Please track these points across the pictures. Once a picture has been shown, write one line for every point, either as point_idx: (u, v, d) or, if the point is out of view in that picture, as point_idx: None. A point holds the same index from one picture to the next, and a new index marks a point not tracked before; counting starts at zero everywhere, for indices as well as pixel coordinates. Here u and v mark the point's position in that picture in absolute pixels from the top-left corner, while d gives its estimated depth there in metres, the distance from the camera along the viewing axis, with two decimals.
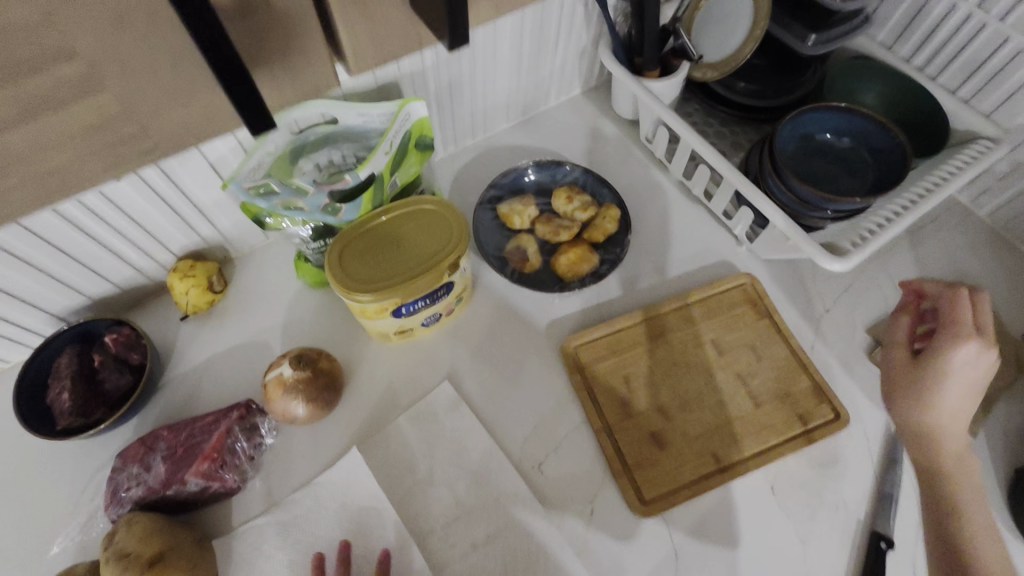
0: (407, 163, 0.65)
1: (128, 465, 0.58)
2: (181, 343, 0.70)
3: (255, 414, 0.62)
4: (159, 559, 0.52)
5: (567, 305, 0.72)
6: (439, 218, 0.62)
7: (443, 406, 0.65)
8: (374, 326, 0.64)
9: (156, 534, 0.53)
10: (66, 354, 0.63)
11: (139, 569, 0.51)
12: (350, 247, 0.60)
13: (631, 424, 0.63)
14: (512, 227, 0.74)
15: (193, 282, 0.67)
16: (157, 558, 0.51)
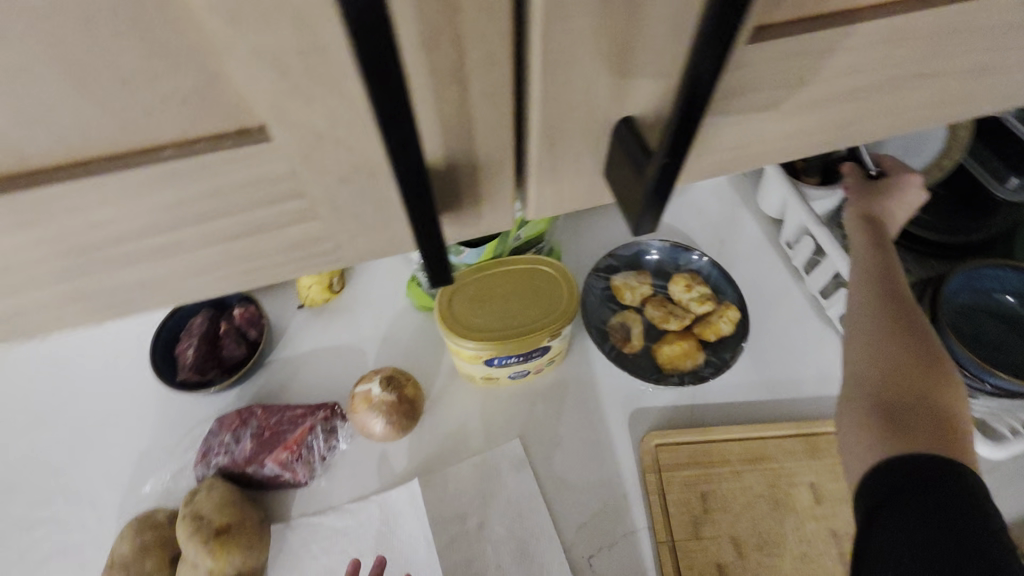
0: (533, 221, 0.65)
1: (222, 432, 0.63)
2: (292, 329, 0.76)
3: (338, 417, 0.65)
4: (225, 531, 0.56)
5: (659, 396, 0.68)
6: (555, 283, 0.62)
7: (508, 464, 0.65)
8: (464, 366, 0.65)
9: (229, 505, 0.58)
10: (201, 315, 0.70)
11: (207, 534, 0.55)
12: (464, 287, 0.61)
13: (698, 547, 0.59)
14: (622, 301, 0.73)
15: (318, 278, 0.74)
16: (225, 530, 0.56)
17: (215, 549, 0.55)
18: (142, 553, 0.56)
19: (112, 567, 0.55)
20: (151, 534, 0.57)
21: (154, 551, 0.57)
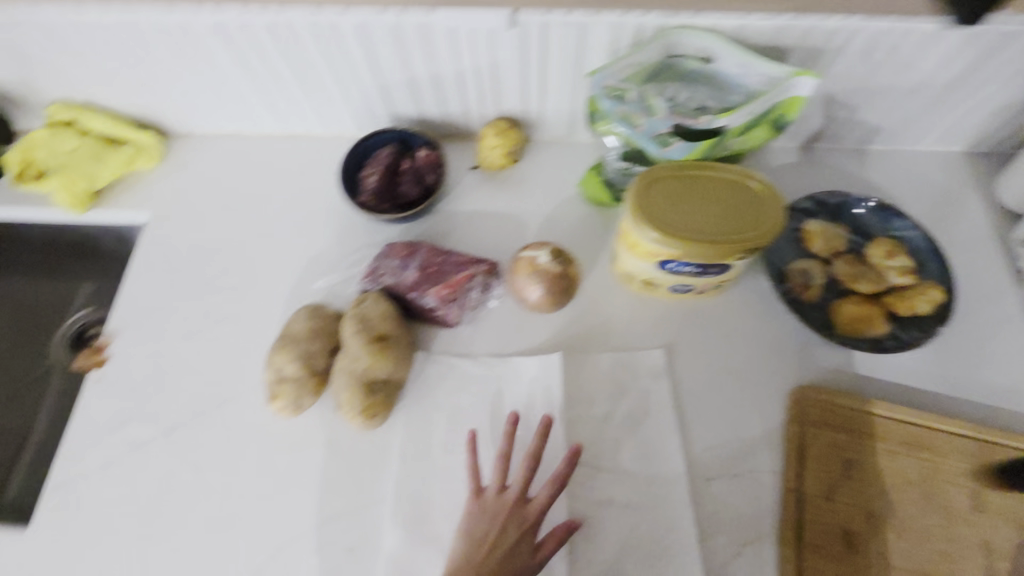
0: (750, 133, 0.60)
1: (391, 257, 0.66)
2: (463, 186, 0.76)
3: (495, 276, 0.66)
4: (384, 339, 0.60)
5: (825, 354, 0.64)
6: (761, 200, 0.56)
7: (646, 370, 0.64)
8: (630, 263, 0.64)
9: (391, 319, 0.62)
10: (389, 147, 0.72)
11: (369, 337, 0.60)
12: (663, 181, 0.58)
13: (827, 507, 0.57)
14: (810, 249, 0.67)
15: (502, 142, 0.72)
16: (385, 338, 0.60)
17: (374, 352, 0.59)
18: (311, 335, 0.61)
19: (285, 338, 0.62)
20: (320, 323, 0.62)
21: (320, 338, 0.62)
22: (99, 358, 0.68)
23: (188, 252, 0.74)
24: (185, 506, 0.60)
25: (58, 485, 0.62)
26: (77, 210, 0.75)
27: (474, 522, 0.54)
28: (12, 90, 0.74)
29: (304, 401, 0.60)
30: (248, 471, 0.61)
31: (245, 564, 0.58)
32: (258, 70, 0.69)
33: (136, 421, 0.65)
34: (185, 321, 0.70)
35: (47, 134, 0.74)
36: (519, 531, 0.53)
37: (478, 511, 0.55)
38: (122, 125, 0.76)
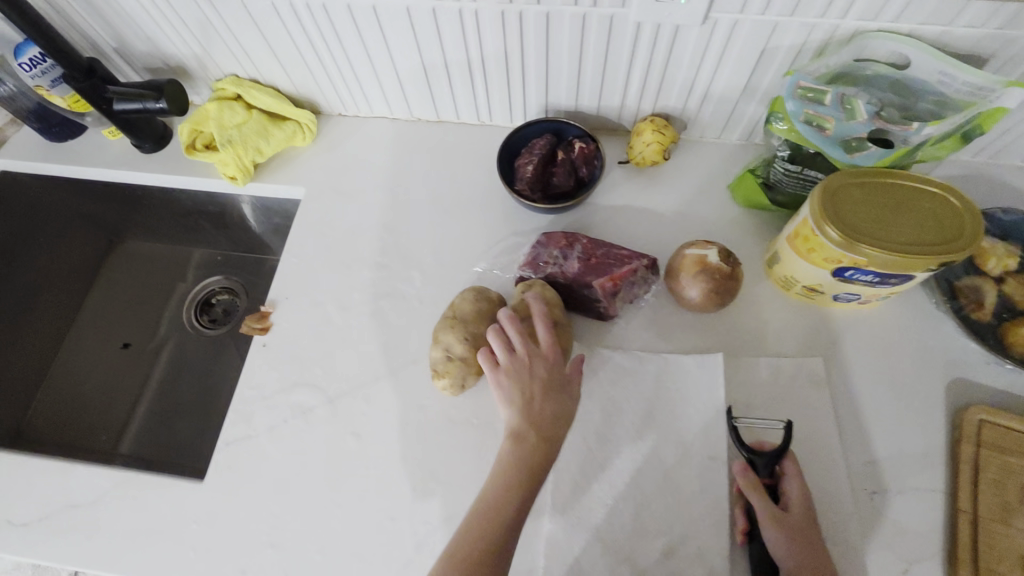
0: (941, 144, 0.60)
1: (550, 246, 0.68)
2: (609, 180, 0.77)
3: (654, 273, 0.67)
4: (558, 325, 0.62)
5: (993, 374, 0.63)
6: (955, 215, 0.56)
7: (804, 377, 0.64)
8: (798, 268, 0.63)
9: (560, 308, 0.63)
10: (545, 137, 0.73)
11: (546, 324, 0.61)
12: (848, 188, 0.58)
13: (1004, 532, 0.55)
14: (980, 266, 0.65)
15: (659, 138, 0.72)
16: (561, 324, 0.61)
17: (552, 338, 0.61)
18: (477, 317, 0.63)
19: (453, 317, 0.64)
20: (485, 305, 0.64)
21: (484, 320, 0.63)
22: (263, 324, 0.71)
23: (344, 229, 0.76)
24: (348, 474, 0.63)
25: (227, 442, 0.65)
26: (239, 181, 0.78)
27: (505, 377, 0.56)
28: (187, 62, 0.78)
29: (469, 381, 0.63)
30: (409, 444, 0.63)
31: (409, 534, 0.59)
32: (427, 56, 0.71)
33: (299, 387, 0.67)
34: (342, 294, 0.72)
35: (216, 107, 0.77)
36: (541, 371, 0.57)
37: (507, 367, 0.57)
38: (285, 103, 0.79)
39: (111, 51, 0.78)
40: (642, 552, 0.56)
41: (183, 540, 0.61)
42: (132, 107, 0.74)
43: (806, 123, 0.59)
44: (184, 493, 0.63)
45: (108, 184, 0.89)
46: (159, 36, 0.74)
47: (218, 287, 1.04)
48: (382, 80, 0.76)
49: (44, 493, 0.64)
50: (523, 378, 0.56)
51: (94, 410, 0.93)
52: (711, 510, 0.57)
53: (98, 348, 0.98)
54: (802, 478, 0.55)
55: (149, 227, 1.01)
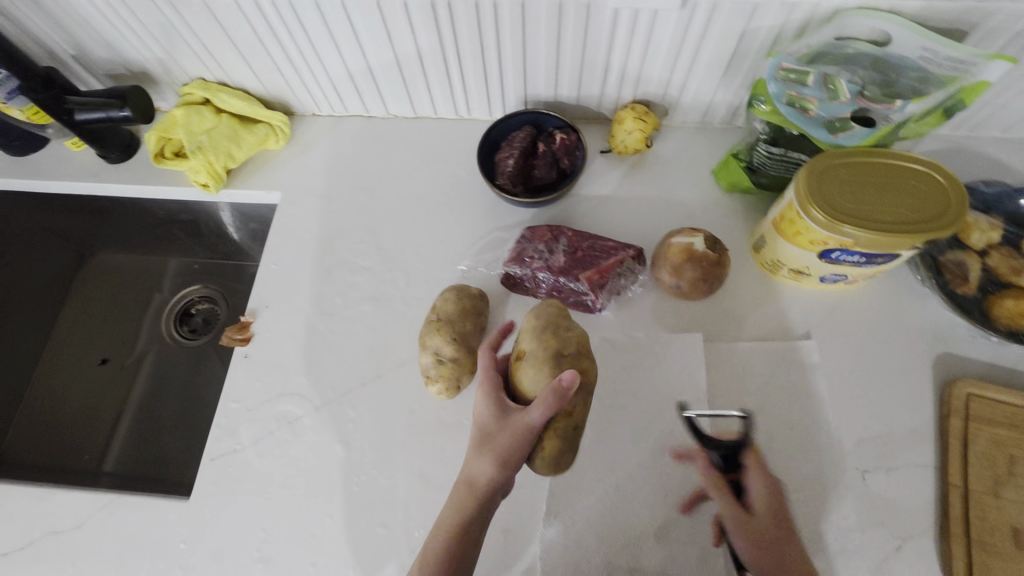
0: (923, 120, 0.59)
1: (535, 240, 0.66)
2: (592, 170, 0.76)
3: (641, 263, 0.66)
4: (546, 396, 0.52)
5: (978, 348, 0.63)
6: (939, 191, 0.55)
7: (795, 361, 0.64)
8: (784, 251, 0.63)
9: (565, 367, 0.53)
10: (524, 130, 0.72)
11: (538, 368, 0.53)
12: (832, 168, 0.57)
13: (994, 504, 0.55)
14: (964, 240, 0.65)
15: (641, 126, 0.71)
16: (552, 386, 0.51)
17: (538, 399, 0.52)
18: (462, 316, 0.62)
19: (437, 319, 0.62)
20: (469, 303, 0.63)
21: (470, 318, 0.63)
22: (244, 334, 0.69)
23: (323, 232, 0.75)
24: (340, 483, 0.62)
25: (212, 457, 0.64)
26: (211, 188, 0.76)
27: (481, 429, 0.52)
28: (150, 67, 0.75)
29: (463, 381, 0.62)
30: (400, 448, 0.63)
31: (405, 539, 0.59)
32: (400, 51, 0.69)
33: (285, 397, 0.66)
34: (325, 300, 0.71)
35: (183, 112, 0.74)
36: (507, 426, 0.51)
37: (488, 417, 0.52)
38: (256, 105, 0.77)
39: (69, 59, 0.74)
40: (638, 543, 0.56)
41: (173, 558, 0.60)
42: (95, 116, 0.71)
43: (789, 105, 0.58)
44: (171, 511, 0.61)
45: (76, 197, 0.86)
46: (119, 41, 0.71)
47: (197, 296, 1.01)
48: (355, 77, 0.74)
49: (25, 520, 0.62)
50: (486, 432, 0.51)
51: (76, 429, 0.90)
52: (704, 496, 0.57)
53: (77, 365, 0.95)
54: (761, 470, 0.53)
55: (120, 238, 0.98)
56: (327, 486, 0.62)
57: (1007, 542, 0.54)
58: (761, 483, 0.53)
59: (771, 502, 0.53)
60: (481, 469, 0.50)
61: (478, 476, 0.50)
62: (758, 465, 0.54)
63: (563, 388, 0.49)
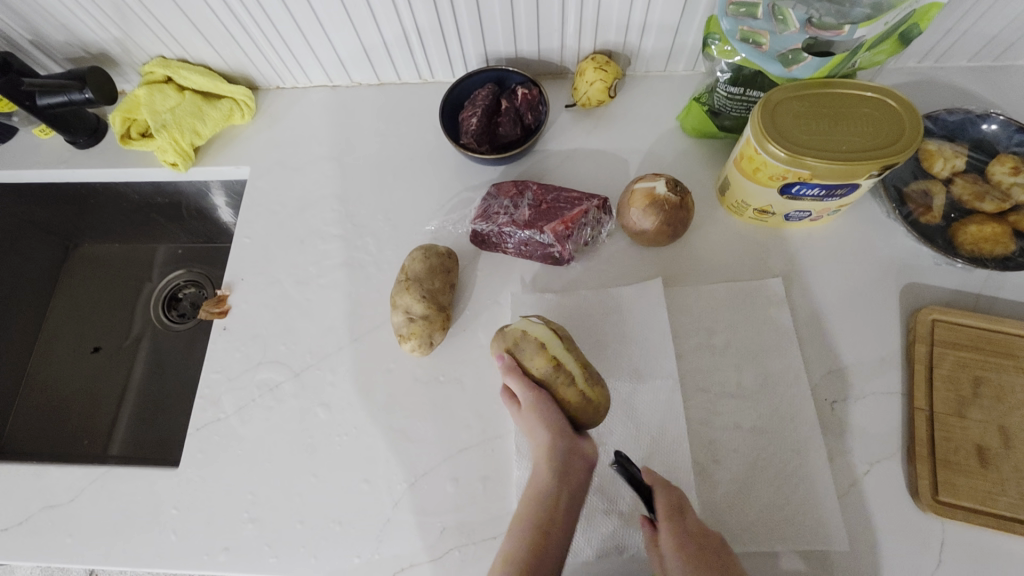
0: (878, 49, 0.58)
1: (501, 196, 0.67)
2: (558, 125, 0.76)
3: (606, 212, 0.67)
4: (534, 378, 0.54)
5: (943, 275, 0.64)
6: (894, 117, 0.55)
7: (766, 300, 0.64)
8: (747, 190, 0.63)
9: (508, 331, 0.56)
10: (486, 87, 0.71)
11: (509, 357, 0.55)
12: (787, 102, 0.57)
13: (958, 424, 0.56)
14: (927, 169, 0.65)
15: (602, 76, 0.71)
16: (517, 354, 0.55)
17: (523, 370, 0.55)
18: (430, 273, 0.64)
19: (407, 278, 0.64)
20: (436, 261, 0.65)
21: (438, 275, 0.64)
22: (221, 308, 0.70)
23: (294, 203, 0.75)
24: (322, 444, 0.63)
25: (198, 427, 0.65)
26: (181, 167, 0.77)
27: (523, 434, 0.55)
28: (108, 48, 0.75)
29: (436, 337, 0.63)
30: (379, 407, 0.64)
31: (387, 493, 0.60)
32: (355, 16, 0.68)
33: (265, 364, 0.67)
34: (299, 269, 0.72)
35: (146, 92, 0.74)
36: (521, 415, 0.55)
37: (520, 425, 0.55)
38: (217, 81, 0.76)
39: (27, 44, 0.75)
40: (610, 481, 0.59)
41: (163, 526, 0.61)
42: (57, 100, 0.71)
43: (742, 41, 0.58)
44: (160, 480, 0.63)
45: (52, 186, 0.87)
46: (73, 22, 0.71)
47: (183, 280, 1.02)
48: (314, 46, 0.74)
49: (20, 497, 0.64)
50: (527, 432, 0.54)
51: (76, 417, 0.92)
52: (676, 432, 0.59)
53: (71, 354, 0.97)
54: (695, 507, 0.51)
55: (102, 227, 0.99)
56: (310, 447, 0.63)
57: (971, 459, 0.55)
58: (673, 540, 0.49)
59: (693, 556, 0.47)
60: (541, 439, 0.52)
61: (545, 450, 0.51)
62: (670, 515, 0.50)
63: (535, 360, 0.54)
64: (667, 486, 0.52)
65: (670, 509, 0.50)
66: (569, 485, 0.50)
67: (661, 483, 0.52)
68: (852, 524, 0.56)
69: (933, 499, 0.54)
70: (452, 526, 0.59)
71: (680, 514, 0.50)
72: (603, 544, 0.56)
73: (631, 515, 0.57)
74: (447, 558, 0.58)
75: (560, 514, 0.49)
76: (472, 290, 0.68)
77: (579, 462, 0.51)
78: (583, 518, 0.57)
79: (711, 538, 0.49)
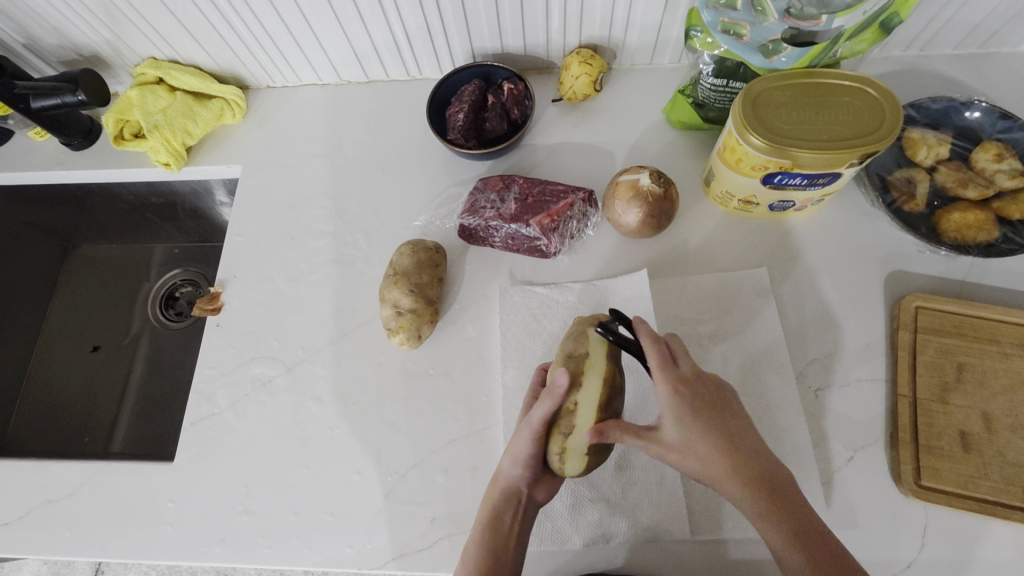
0: (859, 38, 0.59)
1: (487, 191, 0.68)
2: (545, 119, 0.77)
3: (592, 205, 0.67)
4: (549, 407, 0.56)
5: (927, 263, 0.64)
6: (875, 106, 0.56)
7: (752, 290, 0.65)
8: (731, 181, 0.63)
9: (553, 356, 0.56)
10: (473, 83, 0.72)
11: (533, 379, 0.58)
12: (768, 93, 0.58)
13: (942, 410, 0.57)
14: (912, 158, 0.65)
15: (588, 70, 0.71)
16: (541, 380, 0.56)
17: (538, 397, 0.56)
18: (418, 267, 0.65)
19: (395, 273, 0.65)
20: (424, 255, 0.65)
21: (426, 270, 0.65)
22: (214, 305, 0.71)
23: (285, 201, 0.76)
24: (314, 437, 0.64)
25: (193, 422, 0.66)
26: (173, 167, 0.78)
27: None
28: (100, 50, 0.76)
29: (424, 331, 0.64)
30: (370, 400, 0.65)
31: (378, 484, 0.61)
32: (341, 15, 0.69)
33: (258, 360, 0.68)
34: (290, 266, 0.73)
35: (137, 93, 0.75)
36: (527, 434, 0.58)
37: None
38: (208, 81, 0.77)
39: (21, 48, 0.76)
40: (597, 471, 0.60)
41: (160, 519, 0.63)
42: (51, 103, 0.73)
43: (723, 32, 0.58)
44: (156, 474, 0.64)
45: (49, 188, 0.88)
46: (64, 25, 0.72)
47: (180, 280, 1.04)
48: (303, 45, 0.74)
49: (20, 492, 0.65)
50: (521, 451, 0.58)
51: (77, 415, 0.93)
52: None
53: (71, 353, 0.98)
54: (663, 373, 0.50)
55: (100, 228, 1.00)
56: (302, 440, 0.64)
57: (954, 444, 0.56)
58: (670, 387, 0.49)
59: (685, 403, 0.49)
60: (510, 475, 0.54)
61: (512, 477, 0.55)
62: (664, 366, 0.50)
63: (559, 388, 0.51)
64: (660, 338, 0.51)
65: (664, 360, 0.50)
66: (516, 527, 0.53)
67: (652, 336, 0.51)
68: (836, 510, 0.57)
69: (916, 485, 0.55)
70: (442, 516, 0.60)
71: (673, 364, 0.50)
72: (590, 532, 0.57)
73: (618, 503, 0.58)
74: (437, 547, 0.59)
75: (504, 559, 0.52)
76: (461, 284, 0.69)
77: (530, 504, 0.54)
78: (570, 507, 0.58)
79: (703, 385, 0.51)
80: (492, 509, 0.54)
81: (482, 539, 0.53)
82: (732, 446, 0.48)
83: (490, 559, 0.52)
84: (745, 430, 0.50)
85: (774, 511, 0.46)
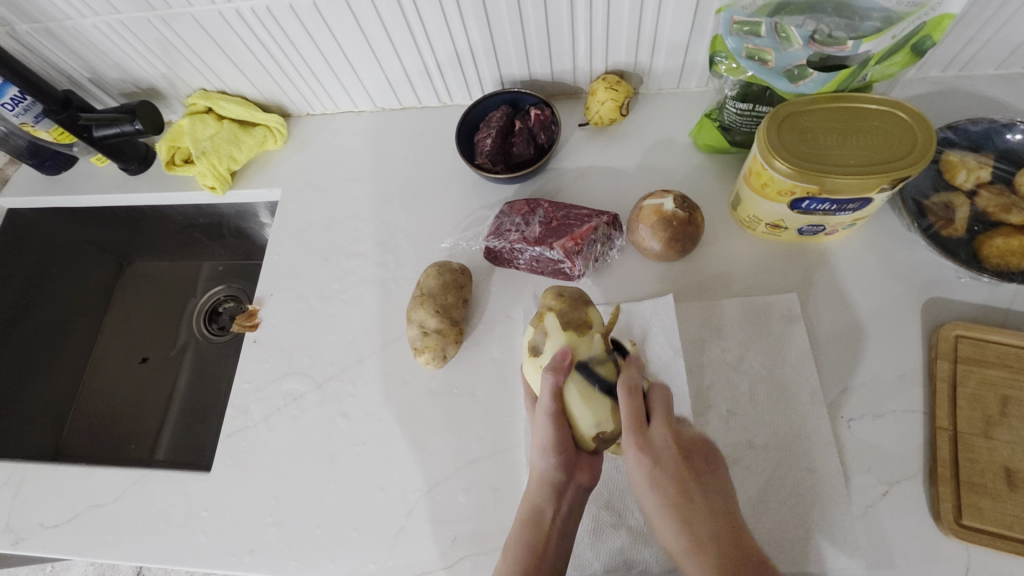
0: (891, 60, 0.58)
1: (513, 214, 0.70)
2: (572, 143, 0.78)
3: (616, 228, 0.68)
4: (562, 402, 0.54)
5: (969, 290, 0.62)
6: (906, 130, 0.55)
7: (780, 315, 0.64)
8: (759, 206, 0.63)
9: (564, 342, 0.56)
10: (501, 109, 0.74)
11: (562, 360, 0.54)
12: (794, 117, 0.57)
13: (984, 445, 0.54)
14: (951, 181, 0.63)
15: (613, 96, 0.72)
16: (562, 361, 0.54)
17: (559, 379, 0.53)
18: (444, 289, 0.66)
19: (422, 293, 0.67)
20: (450, 277, 0.67)
21: (451, 291, 0.67)
22: (252, 321, 0.75)
23: (320, 222, 0.80)
24: (342, 452, 0.66)
25: (228, 434, 0.69)
26: (219, 190, 0.82)
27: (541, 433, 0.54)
28: (156, 83, 0.82)
29: (449, 351, 0.66)
30: (395, 419, 0.66)
31: (402, 501, 0.62)
32: (375, 49, 0.72)
33: (290, 375, 0.71)
34: (323, 285, 0.75)
35: (188, 122, 0.81)
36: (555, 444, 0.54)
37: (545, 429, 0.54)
38: (252, 109, 0.82)
39: (87, 81, 0.83)
40: (618, 495, 0.59)
41: (195, 526, 0.65)
42: (111, 132, 0.78)
43: (748, 58, 0.59)
44: (194, 483, 0.68)
45: (108, 209, 0.95)
46: (126, 61, 0.78)
47: (223, 295, 1.08)
48: (341, 76, 0.78)
49: (70, 497, 0.70)
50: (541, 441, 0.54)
51: (124, 424, 0.98)
52: None
53: (121, 364, 1.03)
54: (633, 447, 0.51)
55: (152, 246, 1.06)
56: (330, 456, 0.66)
57: (1000, 483, 0.53)
58: (633, 450, 0.51)
59: (647, 469, 0.50)
60: (545, 468, 0.54)
61: (541, 469, 0.54)
62: (632, 427, 0.51)
63: (564, 363, 0.54)
64: (635, 393, 0.52)
65: (636, 416, 0.52)
66: (562, 514, 0.53)
67: (628, 390, 0.53)
68: (872, 547, 0.54)
69: (959, 527, 0.52)
70: (465, 536, 0.60)
71: (643, 422, 0.52)
72: (611, 558, 0.57)
73: (641, 531, 0.57)
74: (457, 567, 0.59)
75: (549, 546, 0.52)
76: (485, 305, 0.71)
77: (574, 489, 0.54)
78: (592, 532, 0.58)
79: (673, 451, 0.50)
80: (531, 503, 0.53)
81: (527, 522, 0.53)
82: (693, 512, 0.48)
83: (534, 544, 0.51)
84: (717, 505, 0.49)
85: (685, 511, 0.48)
